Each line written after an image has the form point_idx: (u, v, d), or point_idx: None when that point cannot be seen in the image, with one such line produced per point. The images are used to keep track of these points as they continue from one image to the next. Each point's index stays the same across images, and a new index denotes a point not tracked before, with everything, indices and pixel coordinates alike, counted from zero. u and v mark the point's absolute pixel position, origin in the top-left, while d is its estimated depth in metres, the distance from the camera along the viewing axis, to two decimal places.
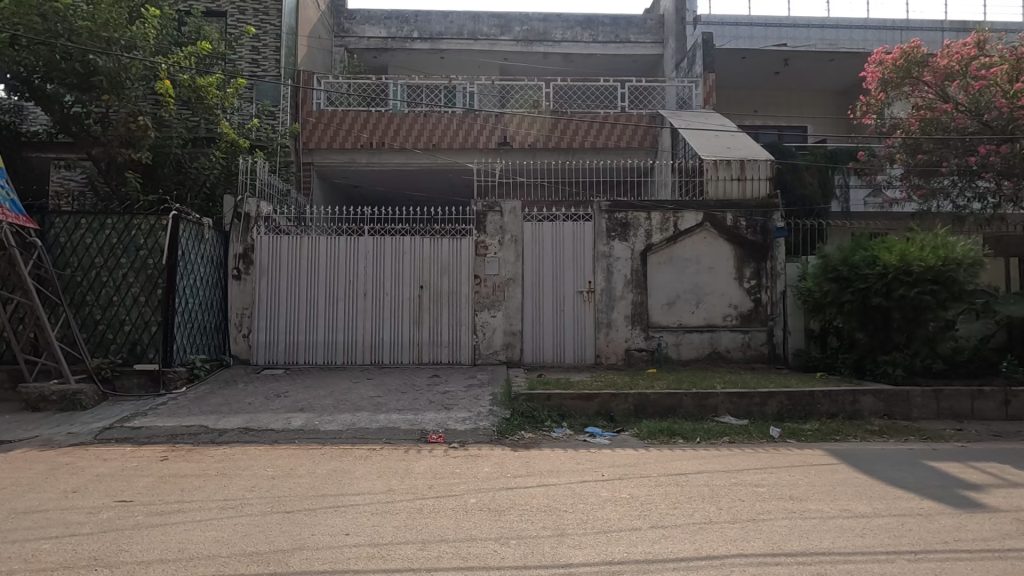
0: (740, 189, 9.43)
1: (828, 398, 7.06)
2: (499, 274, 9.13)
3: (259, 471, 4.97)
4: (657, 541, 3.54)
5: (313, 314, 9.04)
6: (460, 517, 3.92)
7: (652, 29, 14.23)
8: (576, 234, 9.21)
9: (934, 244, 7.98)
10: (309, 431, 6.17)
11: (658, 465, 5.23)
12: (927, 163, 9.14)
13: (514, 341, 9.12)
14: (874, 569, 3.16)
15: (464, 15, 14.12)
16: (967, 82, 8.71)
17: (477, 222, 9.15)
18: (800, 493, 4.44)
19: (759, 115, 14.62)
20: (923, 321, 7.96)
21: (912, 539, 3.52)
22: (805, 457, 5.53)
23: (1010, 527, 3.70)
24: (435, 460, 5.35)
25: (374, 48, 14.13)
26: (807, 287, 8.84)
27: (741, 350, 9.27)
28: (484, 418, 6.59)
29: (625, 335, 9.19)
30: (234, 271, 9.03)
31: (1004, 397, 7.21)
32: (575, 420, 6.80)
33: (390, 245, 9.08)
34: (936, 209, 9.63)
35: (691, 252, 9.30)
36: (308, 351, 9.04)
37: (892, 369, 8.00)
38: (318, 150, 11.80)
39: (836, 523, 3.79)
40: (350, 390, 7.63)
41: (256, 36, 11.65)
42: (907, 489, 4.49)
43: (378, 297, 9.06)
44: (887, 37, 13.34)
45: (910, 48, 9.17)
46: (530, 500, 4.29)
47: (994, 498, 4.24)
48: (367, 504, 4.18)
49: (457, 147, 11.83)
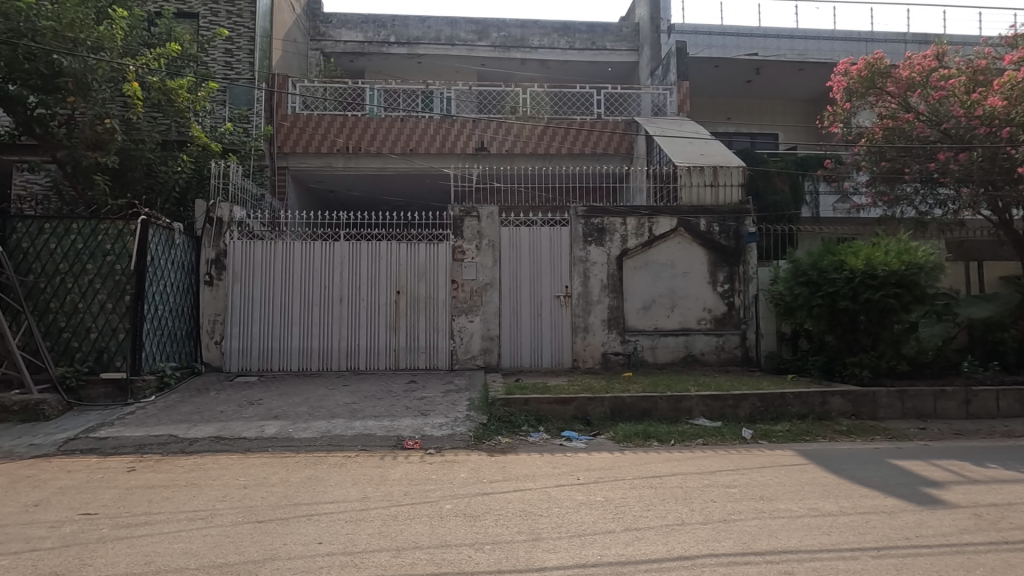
0: (712, 195, 9.63)
1: (798, 399, 7.24)
2: (477, 279, 9.13)
3: (230, 480, 4.88)
4: (631, 543, 3.58)
5: (288, 320, 8.92)
6: (435, 524, 3.91)
7: (628, 37, 14.38)
8: (553, 239, 9.29)
9: (898, 249, 8.23)
10: (282, 439, 6.08)
11: (634, 468, 5.29)
12: (890, 170, 9.44)
13: (492, 345, 9.13)
14: (839, 565, 3.25)
15: (441, 20, 14.16)
16: (928, 92, 9.02)
17: (454, 227, 9.16)
18: (770, 493, 4.53)
19: (732, 123, 14.95)
20: (889, 324, 8.19)
21: (876, 536, 3.62)
22: (775, 457, 5.65)
23: (968, 522, 3.83)
24: (411, 467, 5.32)
25: (351, 52, 14.05)
26: (779, 291, 9.02)
27: (715, 353, 9.43)
28: (461, 422, 6.56)
29: (602, 339, 9.27)
30: (207, 276, 8.87)
31: (964, 396, 7.46)
32: (552, 424, 6.84)
33: (366, 249, 9.02)
34: (901, 215, 9.92)
35: (665, 257, 9.43)
36: (282, 357, 8.92)
37: (860, 371, 8.22)
38: (293, 153, 11.68)
39: (804, 522, 3.88)
40: (325, 397, 7.53)
41: (229, 39, 11.52)
42: (872, 488, 4.62)
43: (354, 302, 8.99)
44: (854, 47, 13.74)
45: (874, 59, 9.45)
46: (505, 505, 4.29)
47: (954, 495, 4.39)
48: (342, 512, 4.13)
49: (434, 151, 11.82)
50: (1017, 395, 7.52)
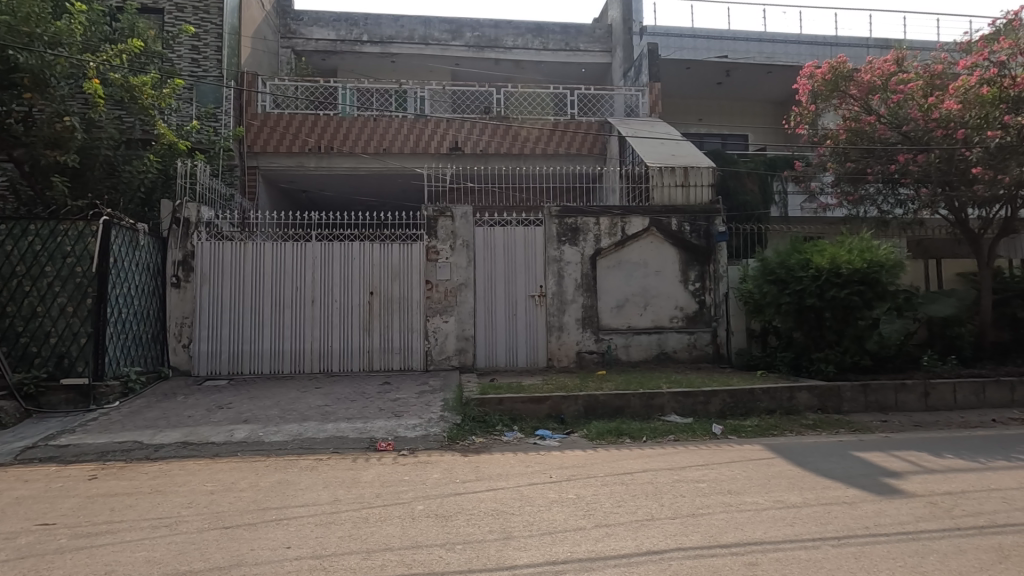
0: (684, 195, 9.78)
1: (767, 394, 7.40)
2: (451, 280, 9.10)
3: (196, 486, 4.78)
4: (601, 539, 3.62)
5: (258, 322, 8.78)
6: (407, 525, 3.89)
7: (601, 38, 14.51)
8: (527, 239, 9.32)
9: (860, 247, 8.49)
10: (252, 443, 5.98)
11: (606, 465, 5.34)
12: (854, 171, 9.72)
13: (467, 346, 9.11)
14: (801, 555, 3.34)
15: (414, 20, 14.08)
16: (887, 95, 9.34)
17: (428, 227, 9.12)
18: (737, 487, 4.63)
19: (703, 124, 15.22)
20: (853, 320, 8.44)
21: (836, 525, 3.74)
22: (744, 452, 5.77)
23: (924, 511, 3.97)
24: (383, 468, 5.29)
25: (323, 51, 13.87)
26: (749, 289, 9.21)
27: (687, 351, 9.59)
28: (435, 423, 6.54)
29: (576, 338, 9.33)
30: (173, 278, 8.66)
31: (923, 389, 7.73)
32: (526, 423, 6.87)
33: (338, 250, 8.92)
34: (864, 214, 10.17)
35: (638, 257, 9.54)
36: (253, 360, 8.77)
37: (825, 366, 8.46)
38: (264, 153, 11.49)
39: (769, 514, 3.98)
40: (297, 400, 7.43)
41: (196, 35, 11.25)
42: (836, 479, 4.75)
43: (326, 304, 8.89)
44: (820, 52, 14.11)
45: (837, 63, 9.74)
46: (478, 505, 4.30)
47: (912, 485, 4.55)
48: (312, 515, 4.08)
49: (408, 151, 11.75)
50: (972, 387, 7.81)
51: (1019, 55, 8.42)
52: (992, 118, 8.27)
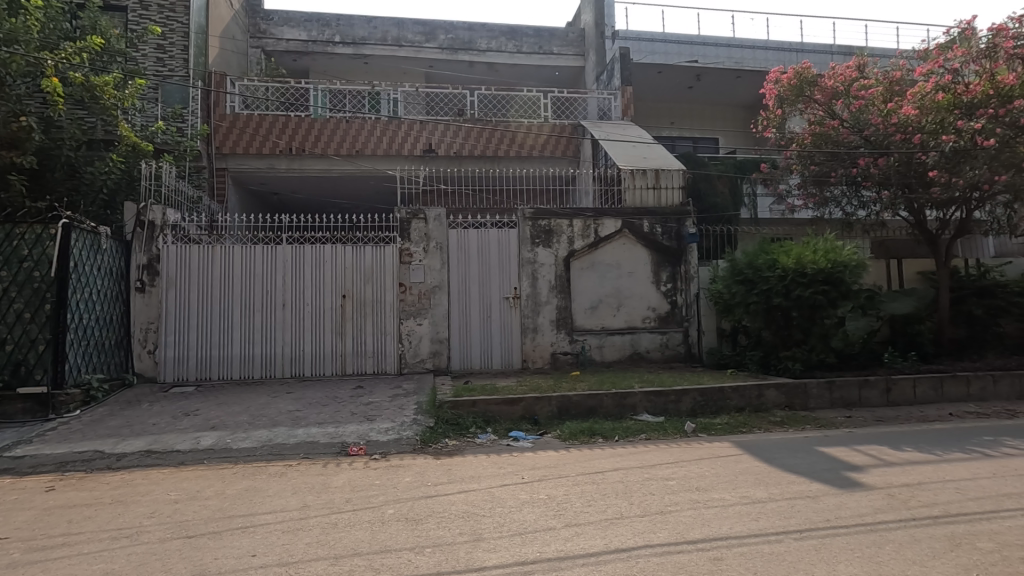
0: (655, 197, 9.92)
1: (736, 393, 7.54)
2: (424, 282, 9.06)
3: (160, 495, 4.67)
4: (570, 538, 3.64)
5: (227, 326, 8.62)
6: (376, 529, 3.86)
7: (574, 42, 14.65)
8: (501, 241, 9.34)
9: (824, 248, 8.72)
10: (219, 450, 5.86)
11: (579, 465, 5.38)
12: (819, 173, 9.92)
13: (441, 348, 9.09)
14: (764, 548, 3.41)
15: (388, 21, 14.00)
16: (849, 101, 9.65)
17: (401, 229, 9.07)
18: (705, 483, 4.71)
19: (675, 127, 15.45)
20: (819, 319, 8.65)
21: (799, 519, 3.83)
22: (713, 449, 5.87)
23: (881, 502, 4.10)
24: (355, 473, 5.24)
25: (294, 51, 13.69)
26: (718, 290, 9.40)
27: (660, 351, 9.71)
28: (408, 427, 6.50)
29: (551, 339, 9.38)
30: (138, 283, 8.45)
31: (885, 385, 7.97)
32: (500, 425, 6.88)
33: (310, 253, 8.81)
34: (829, 216, 10.45)
35: (611, 258, 9.64)
36: (222, 365, 8.60)
37: (792, 365, 8.67)
38: (233, 154, 11.28)
39: (735, 510, 4.06)
40: (267, 405, 7.31)
41: (162, 35, 11.00)
42: (800, 474, 4.87)
43: (297, 307, 8.77)
44: (787, 57, 14.45)
45: (802, 69, 10.03)
46: (449, 507, 4.28)
47: (872, 478, 4.69)
48: (279, 522, 4.02)
49: (381, 153, 11.67)
50: (931, 382, 8.08)
51: (972, 63, 8.79)
52: (947, 123, 8.62)
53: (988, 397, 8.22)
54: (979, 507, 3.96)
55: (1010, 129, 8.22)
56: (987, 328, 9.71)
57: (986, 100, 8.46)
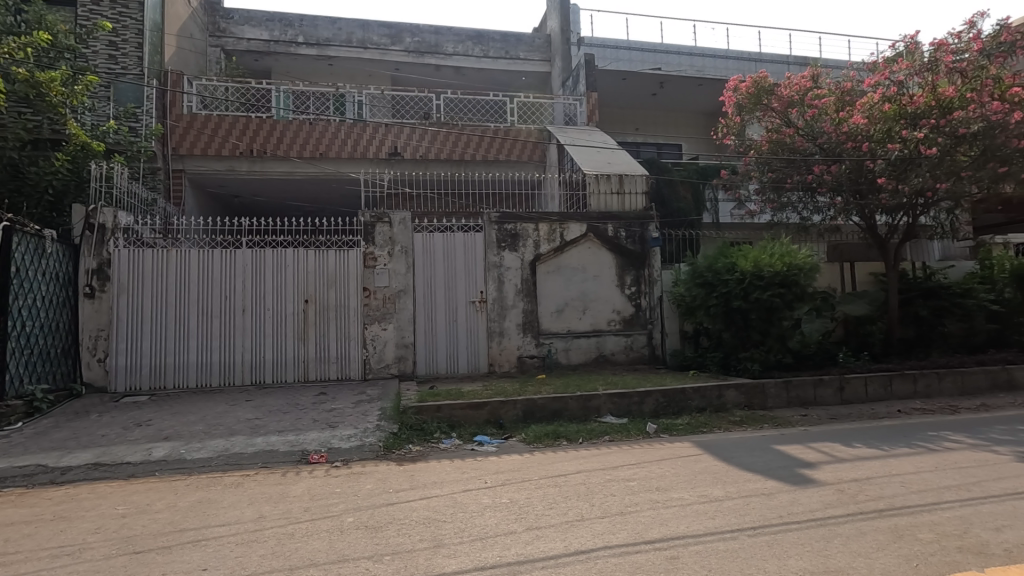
0: (619, 202, 10.06)
1: (698, 393, 7.69)
2: (389, 286, 8.96)
3: (106, 510, 4.48)
4: (530, 541, 3.65)
5: (183, 332, 8.35)
6: (334, 538, 3.79)
7: (540, 48, 14.77)
8: (467, 245, 9.33)
9: (780, 251, 8.97)
10: (172, 461, 5.67)
11: (542, 468, 5.40)
12: (776, 179, 10.23)
13: (407, 353, 8.99)
14: (720, 546, 3.48)
15: (353, 22, 13.84)
16: (804, 109, 9.97)
17: (365, 233, 8.95)
18: (665, 483, 4.79)
19: (639, 133, 15.74)
20: (776, 321, 8.90)
21: (754, 516, 3.93)
22: (673, 449, 5.98)
23: (832, 497, 4.24)
24: (314, 481, 5.13)
25: (255, 51, 13.40)
26: (681, 293, 9.60)
27: (625, 353, 9.84)
28: (371, 433, 6.41)
29: (517, 343, 9.39)
30: (87, 288, 8.10)
31: (838, 384, 8.26)
32: (465, 429, 6.85)
33: (270, 257, 8.63)
34: (786, 220, 10.81)
35: (577, 262, 9.73)
36: (178, 373, 8.33)
37: (751, 365, 8.91)
38: (190, 156, 10.95)
39: (693, 509, 4.14)
40: (224, 414, 7.10)
41: (114, 31, 10.63)
42: (756, 472, 4.99)
43: (258, 312, 8.57)
44: (746, 67, 14.89)
45: (759, 78, 10.33)
46: (409, 514, 4.24)
47: (824, 474, 4.84)
48: (232, 534, 3.90)
49: (346, 155, 11.51)
50: (881, 380, 8.42)
51: (915, 76, 9.24)
52: (893, 132, 8.99)
53: (933, 394, 8.61)
54: (922, 500, 4.13)
55: (950, 139, 8.60)
56: (933, 328, 10.16)
57: (929, 111, 8.79)
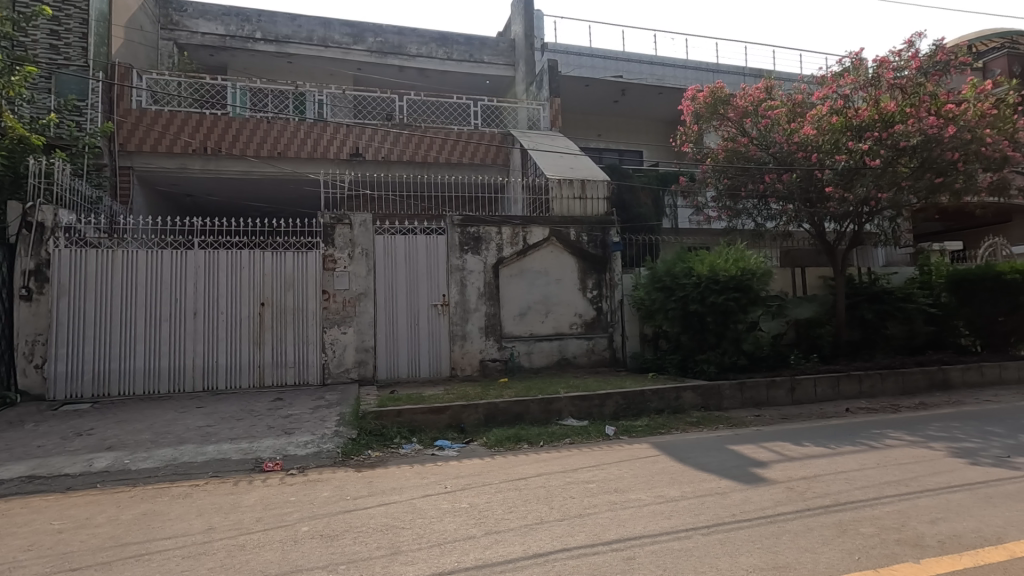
0: (582, 207, 10.19)
1: (656, 395, 7.84)
2: (349, 289, 8.79)
3: (41, 525, 4.23)
4: (489, 546, 3.64)
5: (130, 337, 7.99)
6: (288, 549, 3.68)
7: (505, 52, 14.82)
8: (429, 247, 9.27)
9: (734, 257, 9.25)
10: (115, 472, 5.40)
11: (502, 472, 5.39)
12: (732, 186, 10.52)
13: (367, 357, 8.83)
14: (674, 545, 3.55)
15: (313, 20, 13.58)
16: (758, 119, 10.31)
17: (325, 235, 8.77)
18: (624, 485, 4.86)
19: (601, 140, 15.99)
20: (732, 324, 9.16)
21: (708, 515, 4.02)
22: (632, 451, 6.07)
23: (781, 495, 4.39)
24: (268, 490, 4.98)
25: (210, 46, 12.98)
26: (641, 297, 9.79)
27: (586, 356, 9.94)
28: (328, 439, 6.26)
29: (479, 346, 9.36)
30: (23, 290, 7.64)
31: (790, 385, 8.56)
32: (426, 434, 6.77)
33: (224, 259, 8.35)
34: (741, 227, 11.14)
35: (539, 266, 9.78)
36: (124, 380, 7.96)
37: (707, 367, 9.15)
38: (139, 152, 10.50)
39: (650, 509, 4.21)
40: (173, 421, 6.82)
41: (55, 19, 10.12)
42: (711, 472, 5.12)
43: (210, 316, 8.28)
44: (704, 77, 15.32)
45: (716, 88, 10.66)
46: (367, 521, 4.16)
47: (774, 472, 5.01)
48: (179, 547, 3.74)
49: (305, 156, 11.25)
50: (829, 381, 8.77)
51: (859, 90, 9.73)
52: (841, 143, 9.44)
53: (877, 394, 9.01)
54: (865, 496, 4.32)
55: (892, 151, 9.12)
56: (877, 330, 10.66)
57: (873, 124, 9.30)
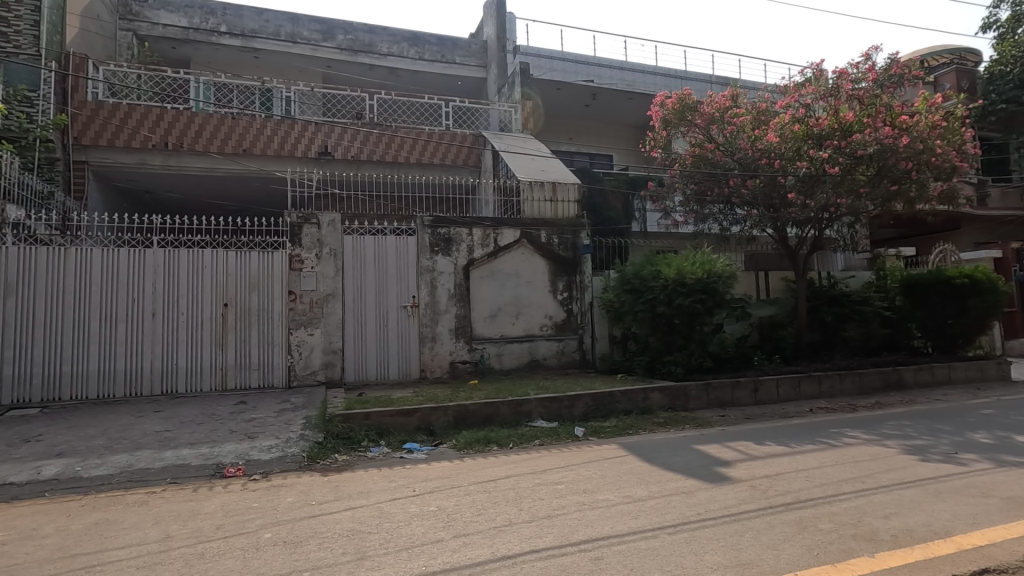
0: (553, 209, 10.24)
1: (625, 397, 7.94)
2: (316, 290, 8.64)
3: None
4: (457, 549, 3.61)
5: (83, 339, 7.65)
6: (249, 556, 3.58)
7: (477, 53, 14.80)
8: (399, 248, 9.17)
9: (700, 260, 9.43)
10: (66, 480, 5.16)
11: (471, 474, 5.37)
12: (699, 191, 10.82)
13: (335, 359, 8.69)
14: (641, 545, 3.59)
15: (281, 15, 13.31)
16: (724, 126, 10.55)
17: (291, 234, 8.58)
18: (592, 485, 4.89)
19: (573, 143, 16.12)
20: (699, 326, 9.33)
21: (674, 514, 4.08)
22: (601, 452, 6.12)
23: (745, 494, 4.49)
24: (229, 497, 4.83)
25: (172, 38, 12.59)
26: (610, 299, 9.89)
27: (556, 358, 9.99)
28: (293, 443, 6.12)
29: (449, 348, 9.30)
30: None
31: (753, 385, 8.77)
32: (394, 437, 6.69)
33: (185, 257, 8.09)
34: (708, 231, 11.41)
35: (510, 267, 9.79)
36: (76, 383, 7.62)
37: (674, 368, 9.30)
38: (95, 146, 10.10)
39: (617, 509, 4.25)
40: (129, 427, 6.56)
41: (4, 4, 9.64)
42: (677, 472, 5.20)
43: (170, 317, 8.01)
44: (673, 83, 15.61)
45: (684, 95, 10.84)
46: (332, 526, 4.08)
47: (738, 472, 5.12)
48: (133, 557, 3.60)
49: (271, 153, 11.03)
50: (791, 382, 9.03)
51: (820, 100, 10.06)
52: (802, 151, 9.75)
53: (836, 394, 9.31)
54: (824, 493, 4.45)
55: (850, 159, 9.41)
56: (836, 333, 11.03)
57: (832, 133, 9.52)
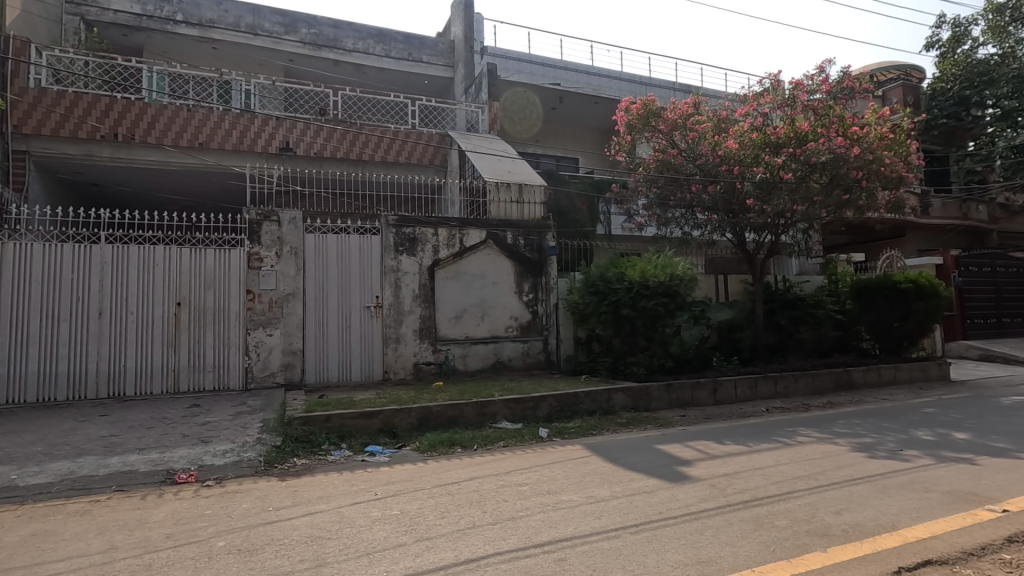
0: (519, 211, 10.26)
1: (589, 397, 8.00)
2: (276, 290, 8.39)
3: None
4: (420, 553, 3.56)
5: (22, 339, 7.22)
6: (201, 566, 3.43)
7: (443, 53, 14.69)
8: (363, 248, 9.01)
9: (663, 263, 9.59)
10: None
11: (435, 477, 5.30)
12: (661, 196, 11.01)
13: (294, 360, 8.47)
14: (604, 545, 3.62)
15: (241, 6, 12.89)
16: (686, 132, 10.81)
17: (250, 231, 8.32)
18: (556, 486, 4.91)
19: (539, 145, 16.17)
20: (662, 328, 9.48)
21: (636, 514, 4.13)
22: (565, 452, 6.15)
23: (704, 492, 4.58)
24: (180, 504, 4.63)
25: (123, 25, 12.04)
26: (575, 300, 9.96)
27: (521, 359, 10.00)
28: (250, 447, 5.92)
29: (413, 349, 9.18)
30: None
31: (712, 386, 8.99)
32: (356, 440, 6.56)
33: (135, 254, 7.75)
34: (670, 234, 11.62)
35: (475, 268, 9.74)
36: (13, 386, 7.18)
37: (637, 369, 9.44)
38: (37, 136, 9.53)
39: (581, 510, 4.27)
40: (71, 432, 6.22)
41: None
42: (640, 471, 5.27)
43: (118, 316, 7.65)
44: (637, 89, 15.88)
45: (648, 101, 11.06)
46: (290, 533, 3.95)
47: (698, 471, 5.22)
48: (73, 571, 3.40)
49: (229, 148, 10.67)
50: (748, 382, 9.29)
51: (778, 109, 10.38)
52: (759, 158, 10.03)
53: (791, 393, 9.63)
54: (779, 490, 4.59)
55: (804, 167, 9.77)
56: (791, 335, 11.41)
57: (788, 141, 9.88)
